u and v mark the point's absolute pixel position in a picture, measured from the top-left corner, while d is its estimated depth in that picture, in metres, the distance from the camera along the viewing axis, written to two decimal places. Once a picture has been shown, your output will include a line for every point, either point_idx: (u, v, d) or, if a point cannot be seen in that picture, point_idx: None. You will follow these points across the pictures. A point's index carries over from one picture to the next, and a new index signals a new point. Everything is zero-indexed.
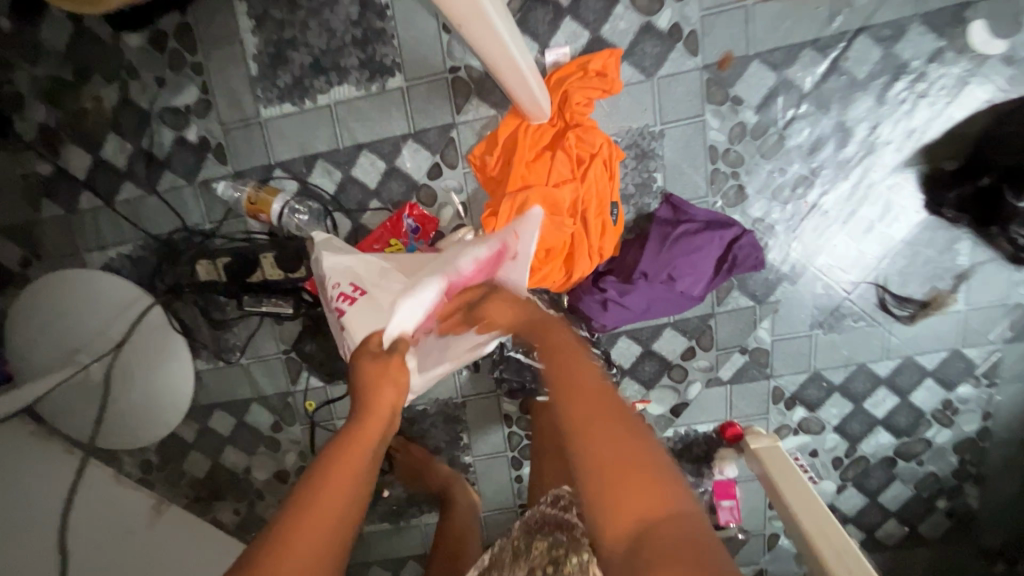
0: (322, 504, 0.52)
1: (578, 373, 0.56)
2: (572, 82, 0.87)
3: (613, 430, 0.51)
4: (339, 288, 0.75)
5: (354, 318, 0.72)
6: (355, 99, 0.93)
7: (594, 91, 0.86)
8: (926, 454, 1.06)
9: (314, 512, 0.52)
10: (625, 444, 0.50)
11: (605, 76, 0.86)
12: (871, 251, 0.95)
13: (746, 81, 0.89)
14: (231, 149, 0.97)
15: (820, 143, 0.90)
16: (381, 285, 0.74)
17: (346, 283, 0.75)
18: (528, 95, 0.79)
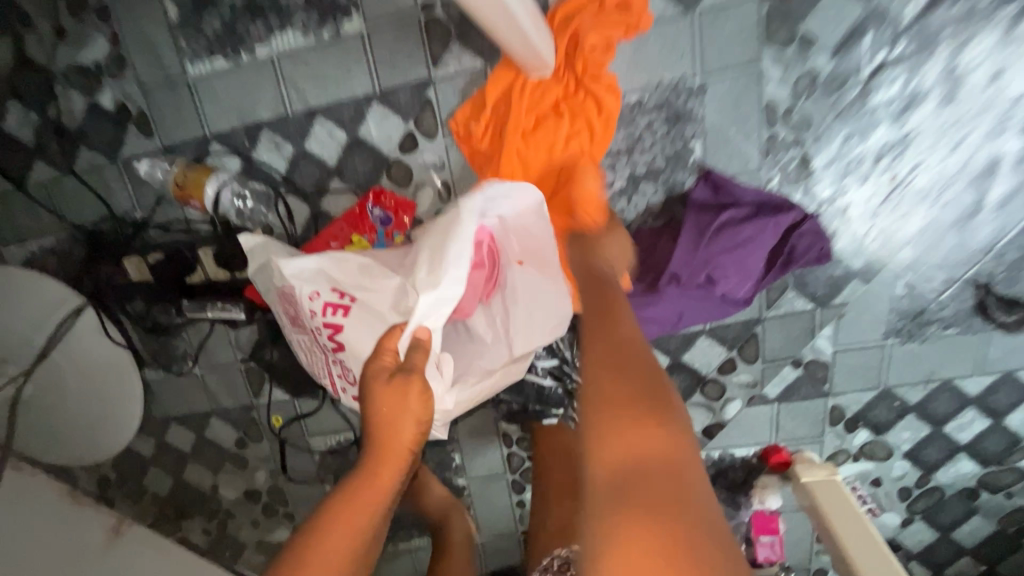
0: (324, 556, 0.50)
1: (611, 379, 0.43)
2: (585, 18, 0.65)
3: (627, 374, 0.43)
4: (319, 298, 0.58)
5: (357, 335, 0.58)
6: (304, 50, 0.72)
7: (614, 31, 0.65)
8: (1018, 485, 0.86)
9: (314, 566, 0.49)
10: (656, 484, 0.36)
11: (629, 10, 0.65)
12: (974, 240, 0.73)
13: (822, 12, 0.65)
14: (156, 118, 0.78)
15: (919, 97, 0.67)
16: (372, 287, 0.58)
17: (327, 291, 0.58)
18: (520, 38, 0.58)
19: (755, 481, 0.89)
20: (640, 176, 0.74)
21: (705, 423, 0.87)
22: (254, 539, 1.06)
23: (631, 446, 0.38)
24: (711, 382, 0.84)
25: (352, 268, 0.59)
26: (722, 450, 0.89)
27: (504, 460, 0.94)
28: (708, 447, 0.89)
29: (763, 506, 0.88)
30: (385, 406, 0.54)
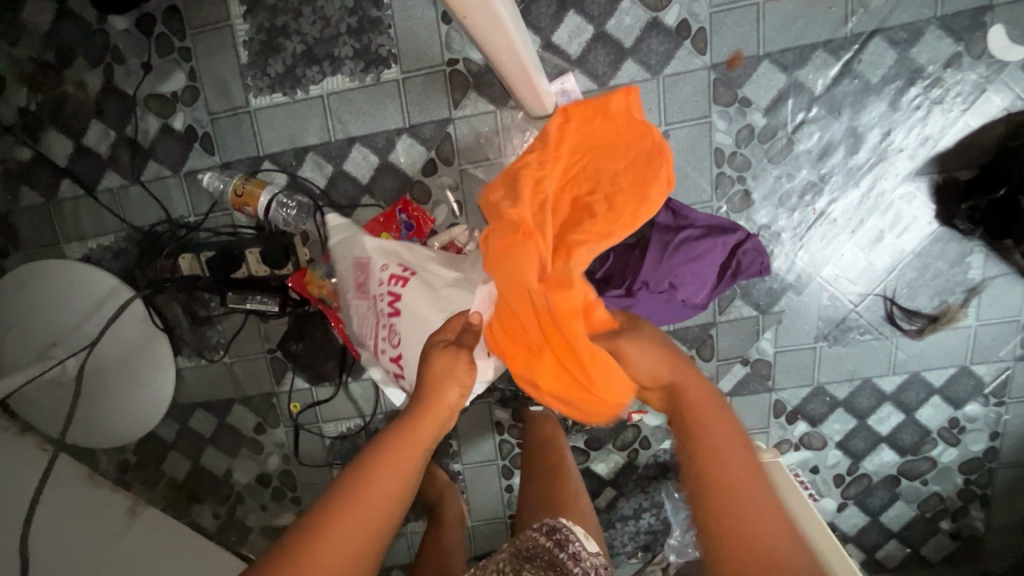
0: (366, 500, 0.46)
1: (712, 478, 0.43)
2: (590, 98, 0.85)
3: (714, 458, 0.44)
4: (387, 270, 0.76)
5: (410, 300, 0.72)
6: (349, 91, 0.90)
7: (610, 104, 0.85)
8: (930, 473, 1.02)
9: (355, 508, 0.46)
10: (787, 574, 0.38)
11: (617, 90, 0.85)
12: (880, 262, 0.92)
13: (756, 82, 0.86)
14: (218, 139, 0.93)
15: (831, 148, 0.87)
16: (428, 268, 0.76)
17: (394, 265, 0.76)
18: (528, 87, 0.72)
19: None
20: None
21: None
22: (261, 523, 1.15)
23: (741, 532, 0.41)
24: None
25: (413, 253, 0.78)
26: None
27: (497, 448, 1.06)
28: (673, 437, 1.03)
29: None
30: (435, 373, 0.57)
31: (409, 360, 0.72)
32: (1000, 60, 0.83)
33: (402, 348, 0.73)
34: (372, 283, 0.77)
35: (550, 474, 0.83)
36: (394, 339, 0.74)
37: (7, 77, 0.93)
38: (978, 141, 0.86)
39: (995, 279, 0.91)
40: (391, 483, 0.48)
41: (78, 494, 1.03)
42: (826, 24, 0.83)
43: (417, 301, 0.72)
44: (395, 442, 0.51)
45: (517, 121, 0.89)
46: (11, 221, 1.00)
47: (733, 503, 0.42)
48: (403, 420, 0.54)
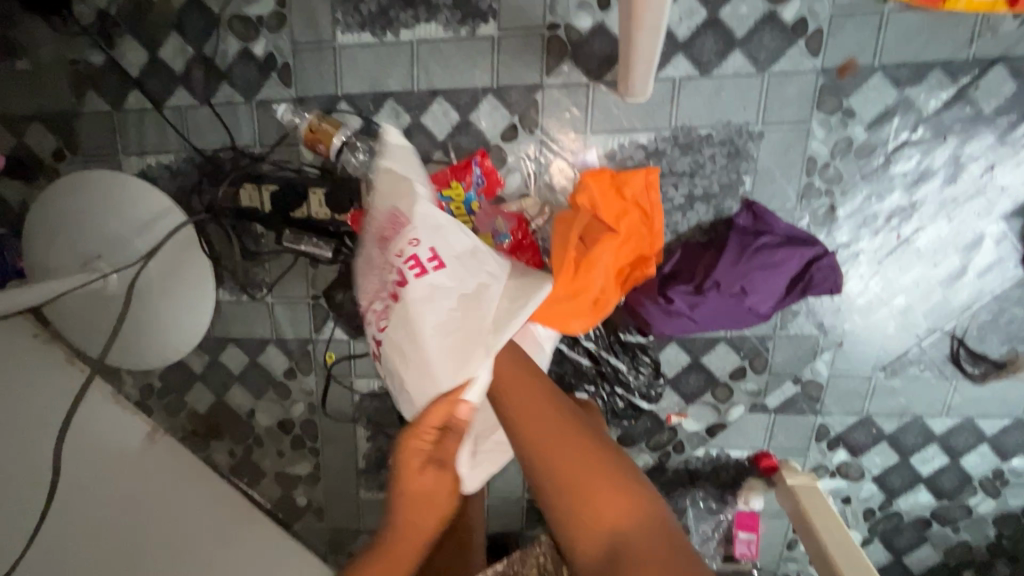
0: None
1: (547, 441, 0.61)
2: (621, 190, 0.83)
3: (558, 439, 0.61)
4: (415, 249, 0.72)
5: (425, 295, 0.70)
6: (441, 41, 0.87)
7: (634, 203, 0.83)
8: (963, 521, 1.00)
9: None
10: (611, 473, 0.58)
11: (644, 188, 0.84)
12: (955, 299, 0.89)
13: (864, 93, 0.82)
14: (297, 72, 0.90)
15: (928, 174, 0.84)
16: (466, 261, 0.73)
17: (426, 250, 0.72)
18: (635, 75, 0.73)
19: (744, 482, 1.01)
20: (695, 197, 0.88)
21: (710, 421, 0.99)
22: (275, 469, 1.13)
23: (569, 455, 0.60)
24: (722, 385, 0.97)
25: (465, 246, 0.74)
26: (720, 449, 1.01)
27: None
28: (709, 445, 1.01)
29: (747, 506, 1.00)
30: (418, 478, 0.65)
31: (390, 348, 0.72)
32: None
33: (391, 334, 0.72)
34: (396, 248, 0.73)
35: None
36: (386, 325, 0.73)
37: None
38: None
39: None
40: (393, 564, 0.66)
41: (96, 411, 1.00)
42: (949, 43, 0.79)
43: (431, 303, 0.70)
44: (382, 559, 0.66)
45: (608, 98, 0.86)
46: (72, 125, 0.97)
47: (568, 450, 0.60)
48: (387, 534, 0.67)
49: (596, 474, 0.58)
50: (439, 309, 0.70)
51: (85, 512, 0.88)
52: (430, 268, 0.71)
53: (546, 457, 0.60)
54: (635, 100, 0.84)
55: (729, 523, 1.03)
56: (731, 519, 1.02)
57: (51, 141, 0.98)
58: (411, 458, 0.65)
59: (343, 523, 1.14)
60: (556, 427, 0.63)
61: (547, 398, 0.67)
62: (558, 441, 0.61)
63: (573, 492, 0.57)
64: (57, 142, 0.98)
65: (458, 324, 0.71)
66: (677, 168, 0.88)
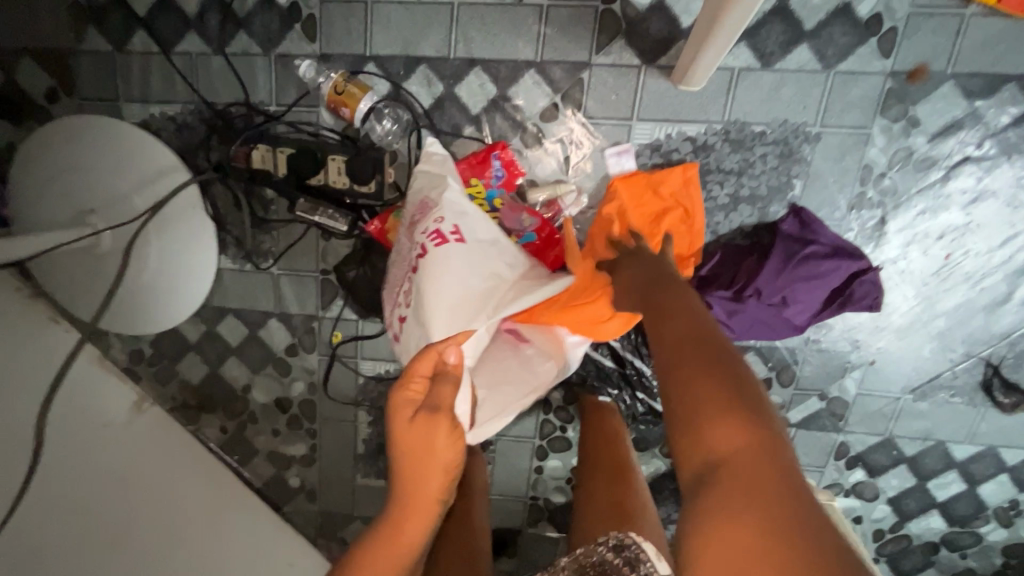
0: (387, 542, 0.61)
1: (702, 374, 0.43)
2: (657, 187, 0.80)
3: (707, 372, 0.43)
4: (438, 225, 0.68)
5: (440, 265, 0.66)
6: (484, 5, 0.79)
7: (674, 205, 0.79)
8: (972, 548, 0.99)
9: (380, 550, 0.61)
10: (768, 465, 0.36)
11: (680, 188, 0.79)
12: (995, 326, 0.86)
13: (932, 102, 0.77)
14: (324, 26, 0.83)
15: (987, 193, 0.80)
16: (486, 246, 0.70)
17: (447, 224, 0.68)
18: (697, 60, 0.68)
19: None
20: (740, 197, 0.83)
21: None
22: (268, 448, 1.08)
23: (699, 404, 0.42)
24: None
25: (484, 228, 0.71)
26: None
27: (536, 428, 1.00)
28: None
29: None
30: (415, 432, 0.60)
31: (408, 325, 0.68)
32: None
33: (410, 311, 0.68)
34: (421, 225, 0.70)
35: (610, 475, 0.76)
36: (404, 304, 0.69)
37: None
38: None
39: None
40: (400, 534, 0.61)
41: (72, 376, 0.91)
42: None
43: (443, 276, 0.65)
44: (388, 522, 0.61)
45: (659, 84, 0.80)
46: (69, 63, 0.88)
47: (700, 381, 0.43)
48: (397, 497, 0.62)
49: (730, 419, 0.39)
50: (448, 281, 0.65)
51: (69, 486, 0.81)
52: (451, 241, 0.67)
53: (670, 382, 0.45)
54: (690, 89, 0.78)
55: None
56: None
57: (44, 79, 0.89)
58: (403, 408, 0.61)
59: (336, 508, 1.10)
60: (701, 345, 0.46)
61: (695, 317, 0.51)
62: (686, 354, 0.46)
63: (692, 422, 0.41)
64: (50, 80, 0.89)
65: (476, 300, 0.66)
66: (724, 166, 0.82)
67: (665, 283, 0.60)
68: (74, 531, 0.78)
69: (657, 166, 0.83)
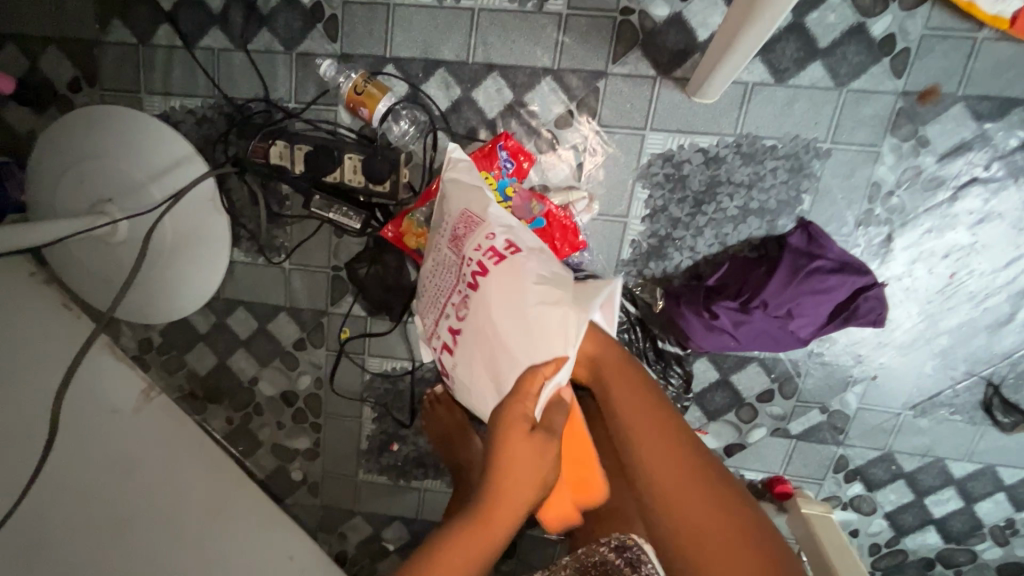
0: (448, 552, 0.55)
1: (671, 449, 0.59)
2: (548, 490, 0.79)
3: (672, 449, 0.60)
4: (491, 241, 0.68)
5: (498, 281, 0.66)
6: (505, 12, 0.81)
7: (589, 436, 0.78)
8: (966, 566, 0.99)
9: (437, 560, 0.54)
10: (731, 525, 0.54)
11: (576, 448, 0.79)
12: (998, 346, 0.87)
13: (942, 123, 0.78)
14: (346, 27, 0.84)
15: (994, 214, 0.81)
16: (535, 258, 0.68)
17: (500, 239, 0.68)
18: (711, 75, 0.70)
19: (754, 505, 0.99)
20: (749, 210, 0.84)
21: (729, 441, 0.97)
22: (272, 441, 1.09)
23: (669, 479, 0.58)
24: (747, 407, 0.94)
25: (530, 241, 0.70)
26: (734, 469, 0.99)
27: None
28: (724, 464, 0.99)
29: None
30: (518, 455, 0.59)
31: (469, 337, 0.68)
32: None
33: (467, 326, 0.69)
34: (470, 241, 0.69)
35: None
36: (460, 316, 0.69)
37: None
38: None
39: None
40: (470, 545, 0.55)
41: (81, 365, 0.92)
42: None
43: (502, 290, 0.65)
44: (460, 532, 0.56)
45: (674, 95, 0.81)
46: (92, 53, 0.90)
47: (666, 460, 0.59)
48: (468, 510, 0.58)
49: (722, 534, 0.54)
50: (506, 297, 0.65)
51: (76, 475, 0.81)
52: (509, 256, 0.67)
53: (667, 501, 0.57)
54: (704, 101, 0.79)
55: None
56: None
57: (68, 69, 0.91)
58: (516, 424, 0.61)
59: (337, 502, 1.11)
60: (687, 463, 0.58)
61: (672, 428, 0.61)
62: (675, 474, 0.58)
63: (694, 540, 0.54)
64: (74, 70, 0.91)
65: (539, 315, 0.64)
66: (735, 178, 0.84)
67: (609, 349, 0.69)
68: (82, 518, 0.78)
69: (669, 176, 0.85)
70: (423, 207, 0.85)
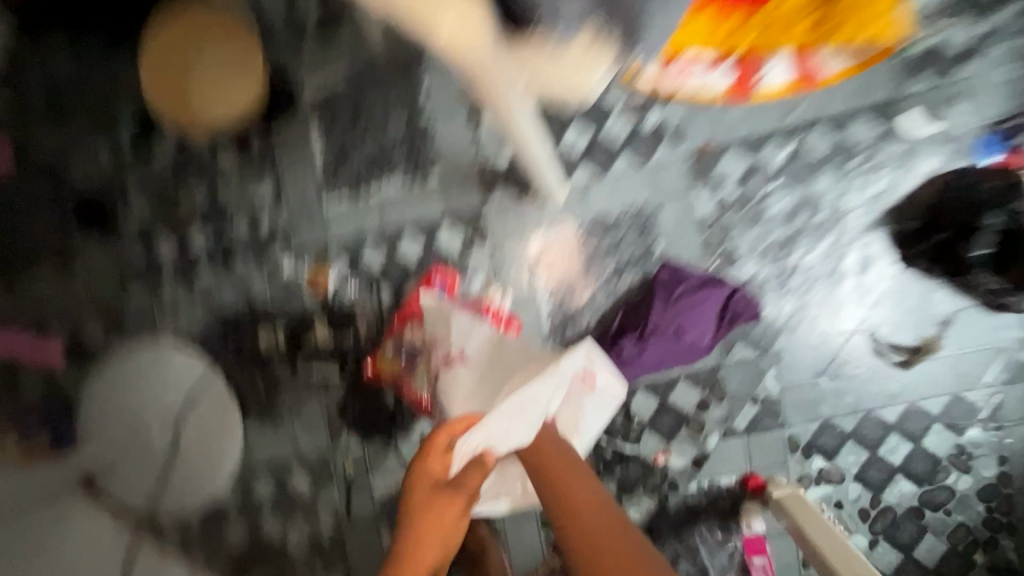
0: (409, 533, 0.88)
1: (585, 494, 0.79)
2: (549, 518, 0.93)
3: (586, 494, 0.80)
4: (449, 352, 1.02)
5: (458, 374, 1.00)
6: (402, 190, 1.13)
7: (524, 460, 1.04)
8: (951, 502, 1.07)
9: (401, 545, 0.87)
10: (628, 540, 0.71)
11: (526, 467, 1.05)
12: (858, 302, 1.06)
13: (726, 164, 1.07)
14: (296, 235, 1.15)
15: (796, 210, 1.07)
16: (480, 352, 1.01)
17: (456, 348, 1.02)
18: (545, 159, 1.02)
19: (741, 508, 1.09)
20: (623, 264, 1.09)
21: (694, 454, 1.10)
22: None
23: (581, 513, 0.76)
24: (693, 419, 1.09)
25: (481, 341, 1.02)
26: (710, 480, 1.11)
27: None
28: (699, 477, 1.11)
29: (750, 529, 1.07)
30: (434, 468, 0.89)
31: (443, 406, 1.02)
32: (913, 137, 1.05)
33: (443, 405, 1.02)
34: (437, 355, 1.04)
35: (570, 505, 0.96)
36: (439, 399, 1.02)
37: (130, 197, 1.17)
38: (916, 198, 1.04)
39: (959, 312, 1.05)
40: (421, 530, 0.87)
41: None
42: (776, 116, 1.06)
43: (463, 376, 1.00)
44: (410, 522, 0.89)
45: (536, 206, 1.10)
46: (118, 310, 1.20)
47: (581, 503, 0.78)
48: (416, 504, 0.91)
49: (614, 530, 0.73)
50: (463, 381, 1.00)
51: None
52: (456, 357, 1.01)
53: (578, 523, 0.75)
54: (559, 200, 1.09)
55: (739, 550, 1.08)
56: (740, 546, 1.08)
57: (100, 327, 1.19)
58: (434, 446, 0.89)
59: None
60: (583, 521, 0.75)
61: (597, 509, 0.76)
62: (604, 542, 0.71)
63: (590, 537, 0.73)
64: (105, 326, 1.19)
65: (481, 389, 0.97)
66: (603, 247, 1.10)
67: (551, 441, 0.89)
68: None
69: (555, 261, 1.11)
70: (389, 343, 1.10)
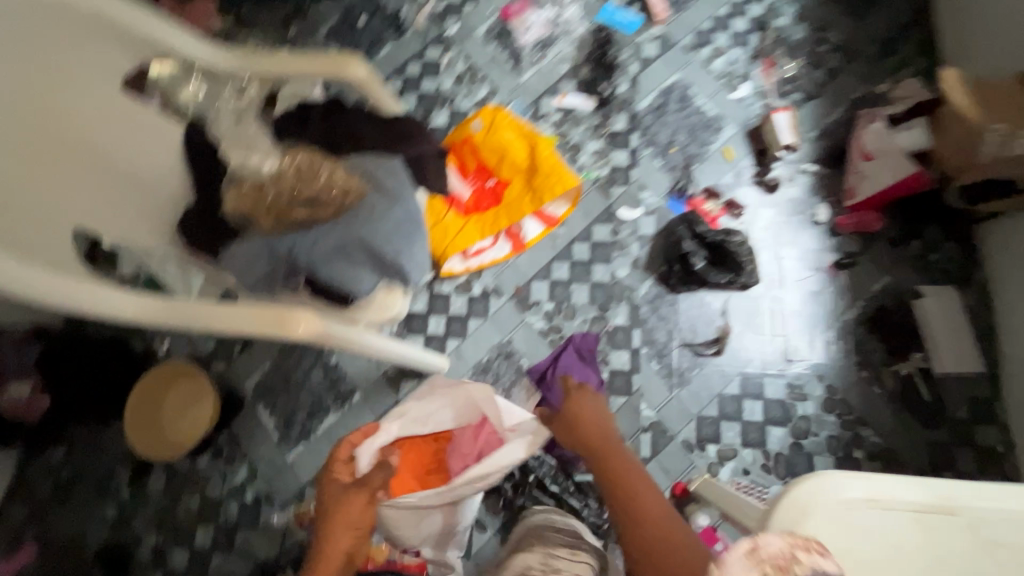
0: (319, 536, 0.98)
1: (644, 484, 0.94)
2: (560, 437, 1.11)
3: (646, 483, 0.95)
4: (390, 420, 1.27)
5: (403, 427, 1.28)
6: (339, 418, 1.50)
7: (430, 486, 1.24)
8: (812, 425, 1.41)
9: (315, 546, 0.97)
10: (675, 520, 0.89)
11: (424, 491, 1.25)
12: (665, 329, 1.50)
13: (536, 291, 1.56)
14: (276, 491, 1.47)
15: (593, 295, 1.54)
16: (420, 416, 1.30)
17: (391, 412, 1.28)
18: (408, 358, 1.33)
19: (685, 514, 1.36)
20: (508, 387, 1.49)
21: None
22: None
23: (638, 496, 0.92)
24: None
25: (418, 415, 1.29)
26: None
27: None
28: None
29: (700, 526, 1.34)
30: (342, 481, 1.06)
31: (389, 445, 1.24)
32: (632, 220, 1.60)
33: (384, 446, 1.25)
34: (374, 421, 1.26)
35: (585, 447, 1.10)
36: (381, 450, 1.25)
37: (140, 533, 1.45)
38: (656, 252, 1.56)
39: (727, 302, 1.51)
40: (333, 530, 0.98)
41: None
42: (548, 250, 1.59)
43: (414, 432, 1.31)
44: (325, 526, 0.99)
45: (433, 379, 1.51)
46: None
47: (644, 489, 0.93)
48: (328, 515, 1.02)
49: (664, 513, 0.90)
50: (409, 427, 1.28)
51: None
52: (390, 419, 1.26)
53: (637, 504, 0.91)
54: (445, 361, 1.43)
55: None
56: None
57: None
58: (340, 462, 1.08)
59: None
60: (639, 489, 0.94)
61: (659, 498, 0.92)
62: (658, 522, 0.88)
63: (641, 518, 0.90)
64: None
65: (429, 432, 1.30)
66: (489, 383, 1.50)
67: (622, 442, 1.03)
68: None
69: None
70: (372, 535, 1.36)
